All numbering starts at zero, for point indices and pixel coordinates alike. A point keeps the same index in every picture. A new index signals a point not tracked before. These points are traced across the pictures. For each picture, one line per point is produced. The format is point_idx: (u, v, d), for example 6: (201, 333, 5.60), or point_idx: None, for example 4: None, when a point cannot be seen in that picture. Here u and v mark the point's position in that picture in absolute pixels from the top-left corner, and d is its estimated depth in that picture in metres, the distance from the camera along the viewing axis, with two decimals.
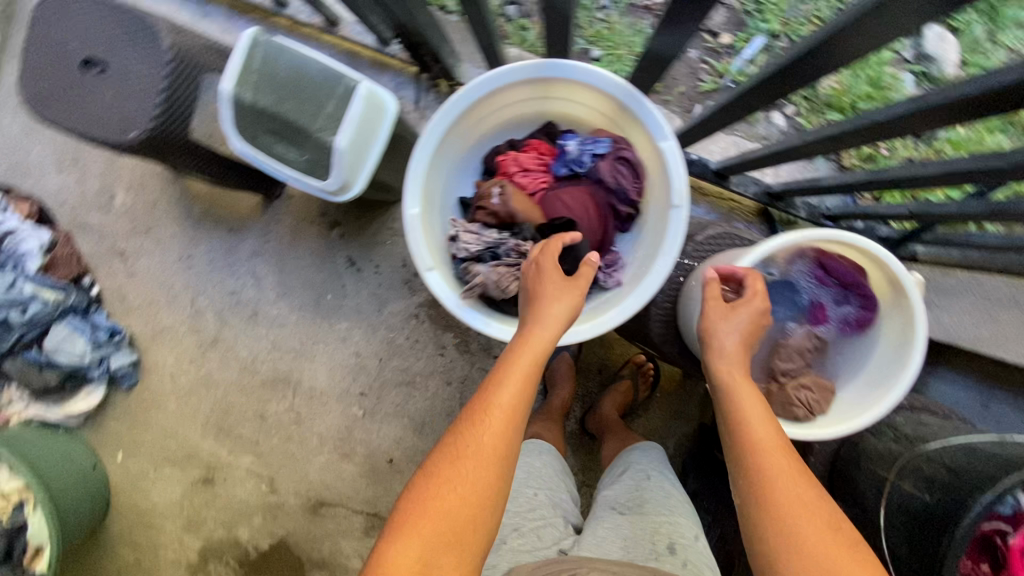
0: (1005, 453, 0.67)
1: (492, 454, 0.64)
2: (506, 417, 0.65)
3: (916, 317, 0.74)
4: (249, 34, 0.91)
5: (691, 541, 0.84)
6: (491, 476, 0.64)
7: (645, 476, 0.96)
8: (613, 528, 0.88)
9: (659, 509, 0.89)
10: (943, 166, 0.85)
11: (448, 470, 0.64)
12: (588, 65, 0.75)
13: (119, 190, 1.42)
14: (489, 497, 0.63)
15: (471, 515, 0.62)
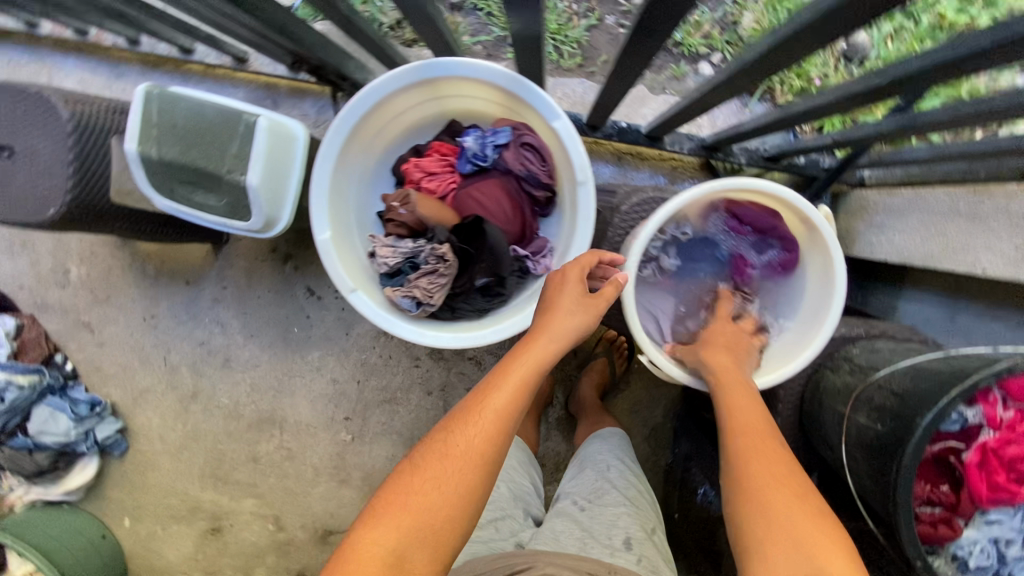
0: (947, 369, 0.65)
1: (479, 458, 0.64)
2: (497, 420, 0.66)
3: (834, 252, 0.76)
4: (142, 90, 0.90)
5: (646, 533, 0.89)
6: (474, 478, 0.64)
7: (607, 469, 1.01)
8: (570, 522, 0.91)
9: (615, 502, 0.94)
10: (844, 90, 0.81)
11: (433, 465, 0.65)
12: (466, 60, 0.73)
13: (72, 264, 1.43)
14: (471, 500, 0.64)
15: (450, 514, 0.62)
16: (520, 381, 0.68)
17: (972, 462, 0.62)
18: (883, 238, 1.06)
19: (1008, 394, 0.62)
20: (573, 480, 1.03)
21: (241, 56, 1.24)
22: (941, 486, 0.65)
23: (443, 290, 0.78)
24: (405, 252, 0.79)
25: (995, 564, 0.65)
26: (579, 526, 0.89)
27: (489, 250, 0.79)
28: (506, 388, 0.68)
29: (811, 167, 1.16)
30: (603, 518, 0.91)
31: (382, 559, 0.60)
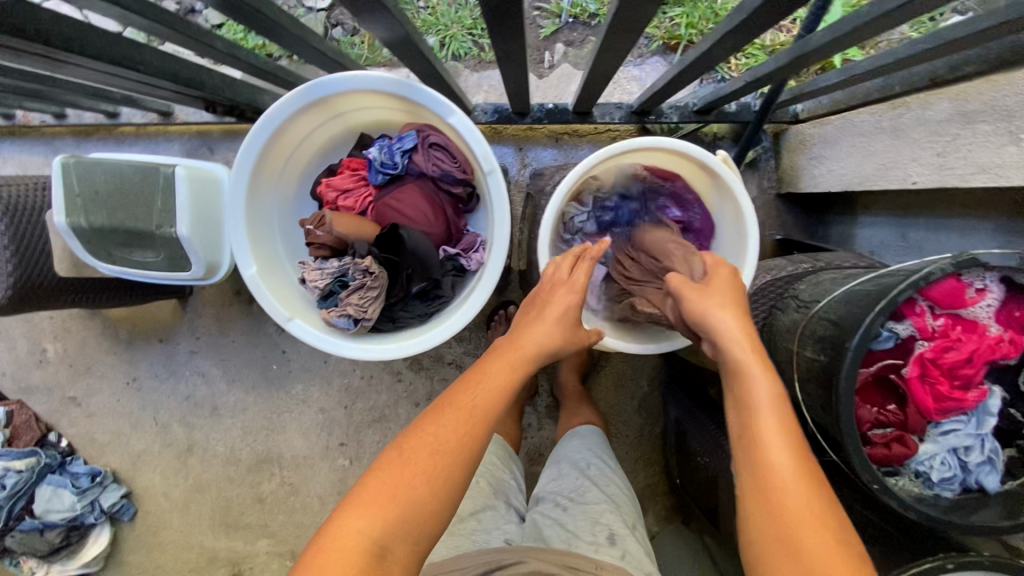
0: (875, 288, 0.64)
1: (465, 452, 0.63)
2: (484, 415, 0.65)
3: (741, 200, 0.76)
4: (58, 162, 0.91)
5: (630, 528, 0.88)
6: (457, 474, 0.62)
7: (586, 466, 1.02)
8: (555, 525, 0.90)
9: (599, 497, 0.93)
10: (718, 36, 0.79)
11: (417, 457, 0.62)
12: (351, 74, 0.73)
13: (48, 343, 1.45)
14: (454, 494, 0.62)
15: (433, 508, 0.61)
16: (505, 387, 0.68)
17: (912, 376, 0.62)
18: (822, 169, 1.07)
19: (935, 303, 0.61)
20: (553, 479, 1.04)
21: (167, 110, 1.24)
22: (889, 405, 0.65)
23: (376, 302, 0.79)
24: (332, 272, 0.79)
25: (960, 474, 0.64)
26: (564, 528, 0.87)
27: (412, 255, 0.79)
28: (490, 391, 0.67)
29: (743, 113, 1.16)
30: (587, 516, 0.89)
31: (362, 549, 0.57)
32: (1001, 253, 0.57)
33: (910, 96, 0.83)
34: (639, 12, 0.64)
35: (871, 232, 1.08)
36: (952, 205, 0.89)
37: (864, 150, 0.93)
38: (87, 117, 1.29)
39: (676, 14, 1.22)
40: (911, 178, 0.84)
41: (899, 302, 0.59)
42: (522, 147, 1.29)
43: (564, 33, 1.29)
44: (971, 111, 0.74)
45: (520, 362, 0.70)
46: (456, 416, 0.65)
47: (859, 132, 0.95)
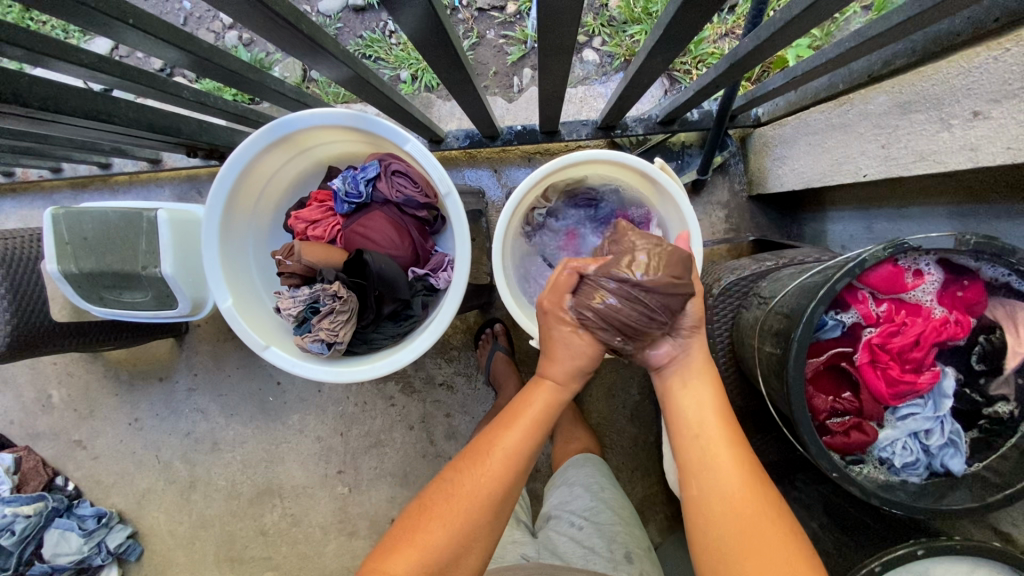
0: (820, 278, 0.66)
1: (488, 501, 0.63)
2: (506, 460, 0.65)
3: (685, 208, 0.78)
4: (48, 214, 0.96)
5: (646, 552, 0.84)
6: (473, 522, 0.63)
7: (600, 487, 0.92)
8: (571, 542, 0.84)
9: (614, 519, 0.86)
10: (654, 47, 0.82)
11: (440, 506, 0.63)
12: (309, 111, 0.77)
13: (53, 388, 1.50)
14: (474, 538, 0.63)
15: (453, 551, 0.61)
16: (532, 423, 0.67)
17: (861, 362, 0.63)
18: (785, 168, 1.09)
19: (877, 289, 0.63)
20: (564, 498, 0.92)
21: (155, 158, 1.30)
22: (843, 393, 0.66)
23: (347, 325, 0.81)
24: (303, 299, 0.82)
25: (922, 458, 0.64)
26: (580, 545, 0.82)
27: (377, 279, 0.82)
28: (518, 429, 0.66)
29: (705, 120, 1.19)
30: (604, 533, 0.84)
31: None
32: (936, 235, 0.58)
33: (854, 92, 0.87)
34: (565, 31, 0.69)
35: (841, 227, 1.09)
36: (908, 195, 0.91)
37: (819, 146, 0.96)
38: (82, 169, 1.35)
39: (635, 31, 1.28)
40: (862, 171, 0.87)
41: (839, 290, 0.60)
42: (497, 169, 1.33)
43: (530, 58, 1.34)
44: (905, 102, 0.77)
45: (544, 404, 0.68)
46: (474, 474, 0.65)
47: (813, 130, 0.98)
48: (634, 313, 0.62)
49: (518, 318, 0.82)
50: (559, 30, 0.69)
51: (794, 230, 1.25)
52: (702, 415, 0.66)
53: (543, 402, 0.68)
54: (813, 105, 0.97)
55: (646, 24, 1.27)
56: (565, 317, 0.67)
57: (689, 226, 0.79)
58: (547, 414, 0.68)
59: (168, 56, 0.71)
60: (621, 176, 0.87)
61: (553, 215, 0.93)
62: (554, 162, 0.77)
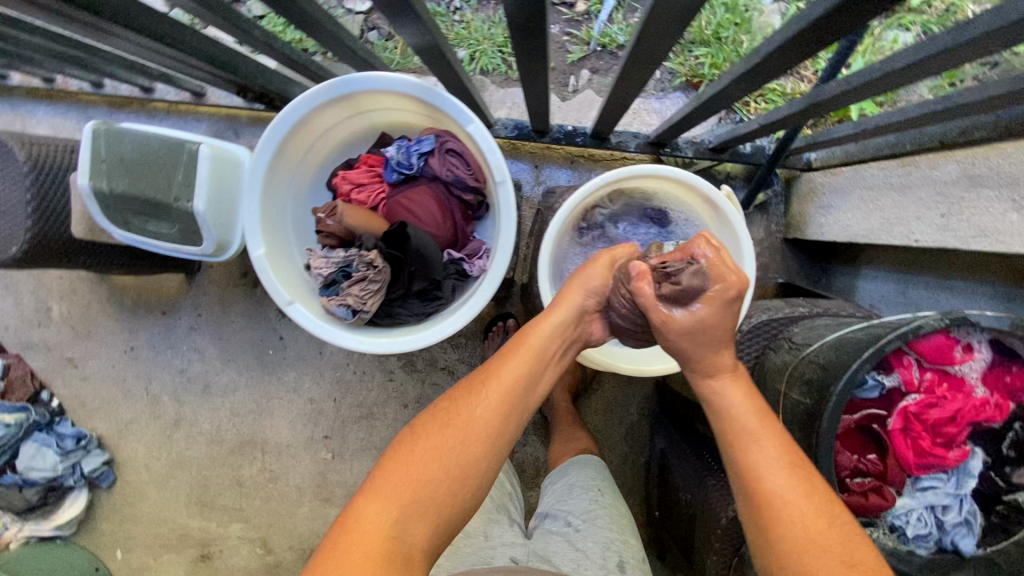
0: (867, 337, 0.65)
1: (481, 433, 0.63)
2: (500, 398, 0.65)
3: (742, 238, 0.76)
4: (89, 127, 0.94)
5: (640, 562, 0.81)
6: (473, 453, 0.63)
7: (599, 493, 0.90)
8: (562, 543, 0.82)
9: (610, 527, 0.83)
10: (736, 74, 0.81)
11: (432, 439, 0.63)
12: (377, 72, 0.75)
13: (54, 302, 1.47)
14: (471, 476, 0.63)
15: (448, 491, 0.62)
16: (530, 362, 0.67)
17: (894, 428, 0.62)
18: (830, 219, 1.08)
19: (923, 356, 0.62)
20: (562, 497, 0.91)
21: (198, 90, 1.28)
22: (868, 454, 0.65)
23: (375, 296, 0.80)
24: (337, 261, 0.82)
25: (935, 532, 0.64)
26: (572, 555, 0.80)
27: (415, 255, 0.81)
28: (514, 368, 0.66)
29: (756, 155, 1.18)
30: (599, 538, 0.81)
31: (380, 532, 0.59)
32: (993, 314, 0.58)
33: (921, 155, 0.86)
34: (658, 44, 0.68)
35: (873, 287, 1.08)
36: (956, 268, 0.92)
37: (871, 203, 0.95)
38: (123, 89, 1.33)
39: (701, 53, 1.26)
40: (913, 236, 0.86)
41: (886, 352, 0.60)
42: (538, 165, 1.32)
43: (591, 60, 1.33)
44: (977, 175, 0.77)
45: (541, 345, 0.68)
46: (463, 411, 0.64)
47: (868, 185, 0.96)
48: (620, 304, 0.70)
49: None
50: (651, 44, 0.68)
51: (822, 281, 1.24)
52: (744, 430, 0.61)
53: (533, 349, 0.67)
54: (871, 162, 0.96)
55: (714, 49, 1.25)
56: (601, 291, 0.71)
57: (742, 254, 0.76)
58: (543, 355, 0.68)
59: None
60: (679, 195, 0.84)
61: (614, 216, 0.88)
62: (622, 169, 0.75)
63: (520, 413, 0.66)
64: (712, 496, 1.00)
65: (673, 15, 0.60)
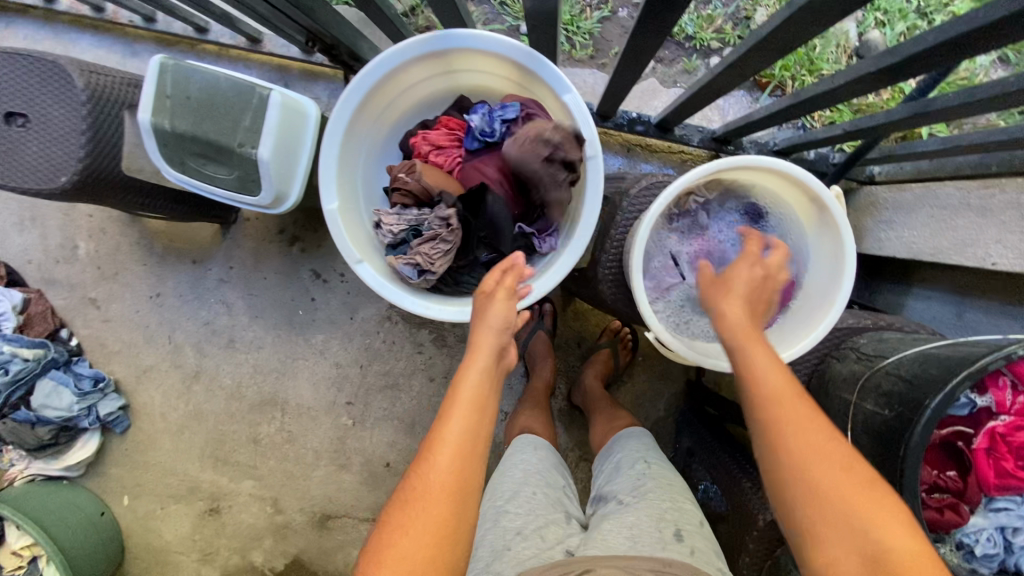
0: (955, 353, 0.65)
1: (445, 490, 0.58)
2: (455, 450, 0.60)
3: (844, 242, 0.75)
4: (155, 61, 0.90)
5: (697, 528, 0.78)
6: (444, 514, 0.58)
7: (648, 465, 0.89)
8: (616, 522, 0.79)
9: (662, 498, 0.82)
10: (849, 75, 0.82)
11: (399, 516, 0.58)
12: (479, 31, 0.73)
13: (81, 240, 1.43)
14: (448, 537, 0.57)
15: (427, 560, 0.55)
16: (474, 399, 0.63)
17: (979, 447, 0.62)
18: (890, 234, 1.07)
19: (1018, 379, 0.61)
20: (611, 478, 0.91)
21: (255, 36, 1.24)
22: (948, 471, 0.65)
23: (444, 257, 0.79)
24: (409, 221, 0.80)
25: (1002, 553, 0.64)
26: None
27: (491, 225, 0.80)
28: (461, 415, 0.62)
29: (819, 162, 1.17)
30: (651, 511, 0.78)
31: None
32: None
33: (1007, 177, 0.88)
34: None
35: (923, 306, 1.08)
36: (1018, 297, 0.93)
37: (942, 222, 0.95)
38: (176, 26, 1.29)
39: None
40: (991, 259, 0.88)
41: (985, 372, 0.59)
42: None
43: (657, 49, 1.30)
44: None
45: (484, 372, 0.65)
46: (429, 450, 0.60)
47: (941, 204, 0.96)
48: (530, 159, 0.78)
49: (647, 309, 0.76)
50: (791, 27, 0.67)
51: (865, 296, 1.24)
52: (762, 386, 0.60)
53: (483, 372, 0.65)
54: (948, 181, 0.95)
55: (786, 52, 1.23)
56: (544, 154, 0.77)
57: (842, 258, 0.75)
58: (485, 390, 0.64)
59: None
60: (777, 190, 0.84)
61: (711, 208, 0.89)
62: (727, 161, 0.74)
63: (481, 458, 0.62)
64: (747, 497, 1.01)
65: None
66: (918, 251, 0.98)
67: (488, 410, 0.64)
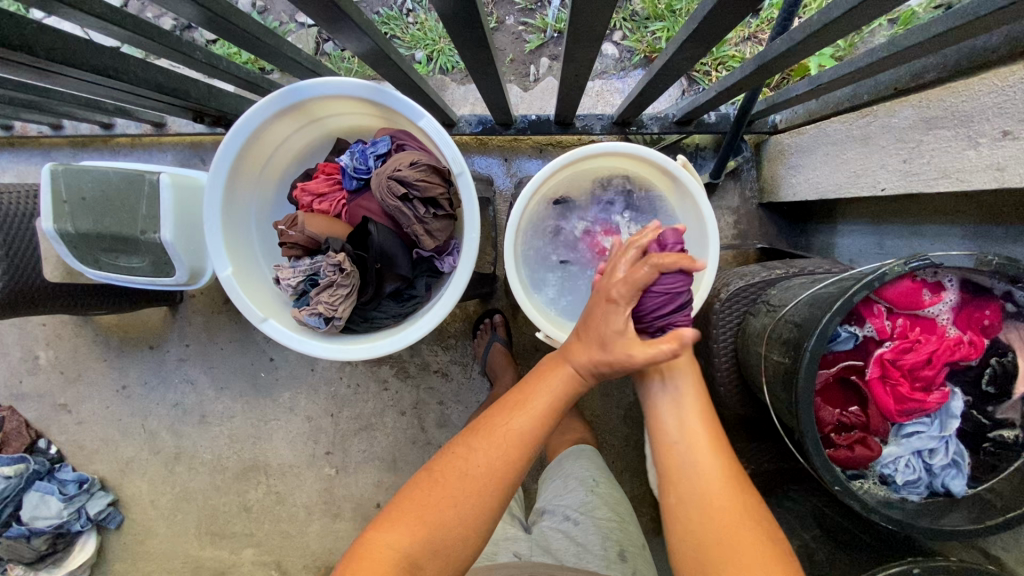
0: (836, 288, 0.65)
1: (498, 478, 0.66)
2: (520, 445, 0.67)
3: (704, 203, 0.78)
4: (48, 168, 0.93)
5: (639, 550, 0.84)
6: (490, 498, 0.65)
7: (594, 481, 0.93)
8: (564, 539, 0.84)
9: (607, 513, 0.87)
10: (678, 44, 0.79)
11: (453, 483, 0.65)
12: (324, 79, 0.75)
13: (40, 349, 1.47)
14: (485, 520, 0.65)
15: (465, 530, 0.64)
16: (547, 408, 0.69)
17: (872, 377, 0.63)
18: (799, 178, 1.08)
19: (893, 304, 0.63)
20: (558, 491, 0.94)
21: (159, 121, 1.27)
22: (851, 406, 0.66)
23: (346, 301, 0.80)
24: (304, 271, 0.81)
25: (925, 477, 0.64)
26: (574, 541, 0.83)
27: (381, 257, 0.80)
28: (534, 416, 0.68)
29: (722, 123, 1.18)
30: (598, 529, 0.84)
31: (393, 563, 0.61)
32: (957, 254, 0.58)
33: (878, 104, 0.86)
34: (595, 20, 0.65)
35: (850, 241, 1.08)
36: (923, 214, 0.90)
37: (837, 158, 0.95)
38: (83, 127, 1.32)
39: (657, 28, 1.26)
40: (880, 185, 0.87)
41: (855, 302, 0.59)
42: (508, 158, 1.31)
43: (549, 47, 1.32)
44: (932, 117, 0.76)
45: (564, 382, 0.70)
46: (499, 431, 0.67)
47: (832, 140, 0.97)
48: (407, 188, 0.77)
49: (525, 307, 0.81)
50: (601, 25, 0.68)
51: (801, 241, 1.24)
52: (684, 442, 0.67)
53: (558, 388, 0.70)
54: (835, 118, 0.96)
55: (669, 22, 1.25)
56: (405, 191, 0.77)
57: (703, 216, 0.79)
58: (535, 446, 0.68)
59: (182, 12, 0.65)
60: (639, 170, 0.85)
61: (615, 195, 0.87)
62: (580, 148, 0.77)
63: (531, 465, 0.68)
64: None
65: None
66: (826, 192, 0.99)
67: (558, 419, 0.70)
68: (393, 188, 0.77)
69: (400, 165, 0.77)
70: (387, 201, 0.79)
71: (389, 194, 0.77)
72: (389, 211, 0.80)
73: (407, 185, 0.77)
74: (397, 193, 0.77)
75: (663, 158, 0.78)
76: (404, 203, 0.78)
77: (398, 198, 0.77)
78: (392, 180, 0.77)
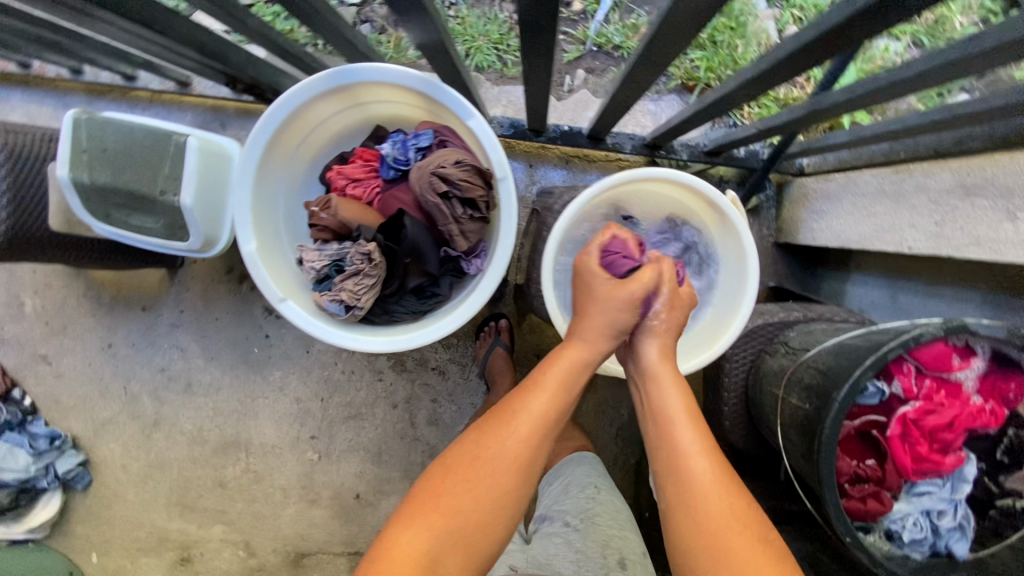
0: (867, 342, 0.65)
1: (513, 462, 0.65)
2: (532, 425, 0.67)
3: (744, 239, 0.78)
4: (71, 115, 0.90)
5: (639, 559, 0.84)
6: (507, 483, 0.65)
7: (596, 491, 0.92)
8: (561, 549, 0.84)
9: (609, 523, 0.87)
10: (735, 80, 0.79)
11: (467, 468, 0.65)
12: (377, 65, 0.73)
13: (27, 297, 1.42)
14: (506, 505, 0.65)
15: (485, 518, 0.64)
16: (557, 385, 0.69)
17: (893, 434, 0.64)
18: (821, 224, 1.09)
19: (923, 364, 0.64)
20: (558, 499, 0.93)
21: (184, 80, 1.24)
22: (867, 460, 0.67)
23: (370, 291, 0.78)
24: (330, 255, 0.80)
25: (930, 537, 0.64)
26: (572, 551, 0.83)
27: (411, 250, 0.79)
28: (546, 394, 0.68)
29: (750, 159, 1.18)
30: (598, 537, 0.84)
31: (414, 560, 0.60)
32: (991, 323, 0.59)
33: (914, 163, 0.88)
34: (667, 47, 0.65)
35: (862, 291, 1.09)
36: (942, 276, 0.92)
37: (864, 211, 0.96)
38: (103, 75, 1.28)
39: (697, 57, 1.25)
40: (906, 244, 0.88)
41: (888, 359, 0.60)
42: (533, 164, 1.30)
43: (586, 60, 1.31)
44: (971, 185, 0.78)
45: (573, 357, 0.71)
46: (512, 411, 0.68)
47: (861, 192, 0.98)
48: (448, 187, 0.76)
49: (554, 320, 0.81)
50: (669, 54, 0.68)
51: (811, 284, 1.25)
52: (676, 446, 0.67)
53: (567, 365, 0.70)
54: (868, 169, 0.97)
55: (709, 53, 1.24)
56: (445, 189, 0.76)
57: (742, 252, 0.79)
58: (548, 423, 0.68)
59: None
60: (677, 198, 0.86)
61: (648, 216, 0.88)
62: (621, 174, 0.78)
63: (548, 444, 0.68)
64: None
65: (693, 27, 0.59)
66: (848, 242, 1.00)
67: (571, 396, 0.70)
68: (434, 184, 0.76)
69: (443, 162, 0.76)
70: (424, 196, 0.78)
71: (430, 191, 0.76)
72: (425, 205, 0.79)
73: (449, 184, 0.76)
74: (435, 189, 0.76)
75: (707, 189, 0.78)
76: (441, 201, 0.77)
77: (436, 194, 0.77)
78: (434, 176, 0.76)
